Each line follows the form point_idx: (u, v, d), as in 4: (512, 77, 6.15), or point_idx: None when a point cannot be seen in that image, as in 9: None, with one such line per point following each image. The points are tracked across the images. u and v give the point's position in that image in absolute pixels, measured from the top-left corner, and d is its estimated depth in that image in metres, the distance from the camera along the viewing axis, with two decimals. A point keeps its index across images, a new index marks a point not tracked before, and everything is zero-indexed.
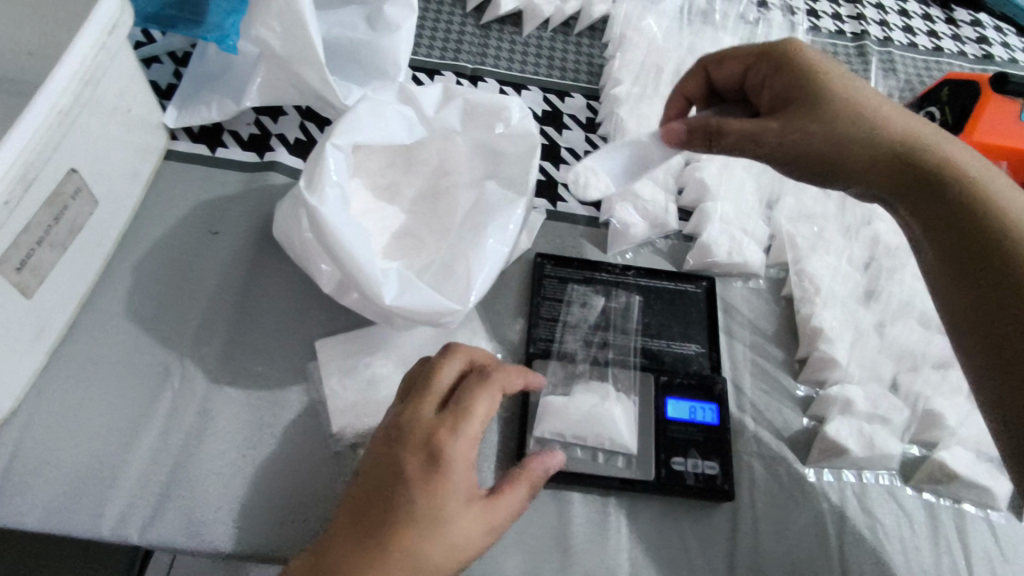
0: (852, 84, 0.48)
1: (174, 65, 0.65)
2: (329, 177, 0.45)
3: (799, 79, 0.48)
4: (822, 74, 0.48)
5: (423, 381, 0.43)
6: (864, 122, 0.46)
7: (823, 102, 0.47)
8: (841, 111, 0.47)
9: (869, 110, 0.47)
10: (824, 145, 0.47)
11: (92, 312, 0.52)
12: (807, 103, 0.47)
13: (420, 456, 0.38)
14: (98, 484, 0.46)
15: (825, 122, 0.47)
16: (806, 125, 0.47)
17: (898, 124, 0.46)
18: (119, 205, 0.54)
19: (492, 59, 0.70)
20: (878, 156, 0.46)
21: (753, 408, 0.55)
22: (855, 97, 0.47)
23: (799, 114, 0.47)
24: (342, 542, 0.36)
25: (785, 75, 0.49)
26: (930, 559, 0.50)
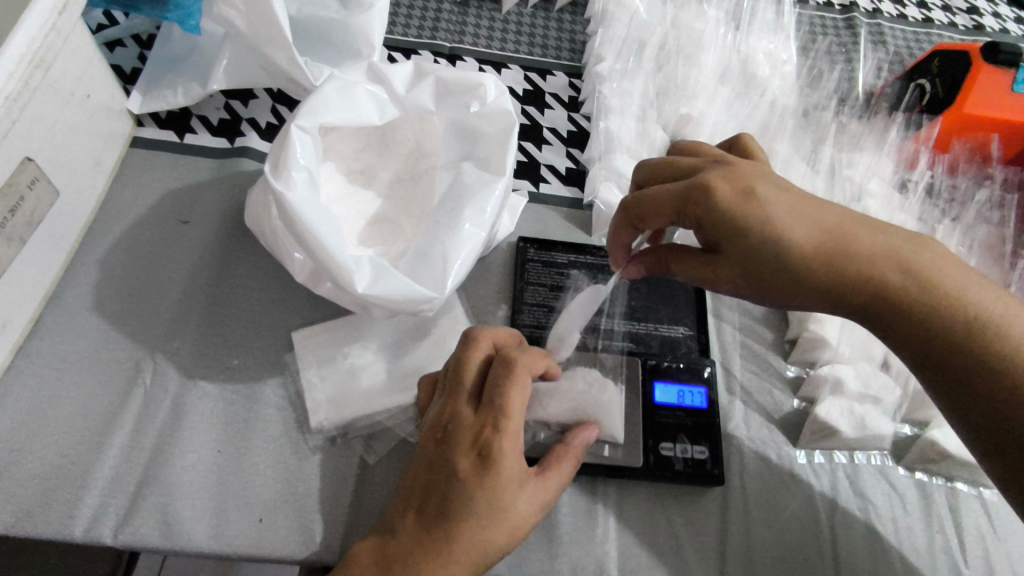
0: (787, 217, 0.40)
1: (138, 49, 0.63)
2: (296, 161, 0.43)
3: (725, 230, 0.41)
4: (749, 218, 0.40)
5: (453, 375, 0.43)
6: (812, 268, 0.40)
7: (758, 259, 0.41)
8: (781, 263, 0.40)
9: (815, 246, 0.40)
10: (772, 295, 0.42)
11: (57, 307, 0.50)
12: (743, 259, 0.41)
13: (471, 455, 0.39)
14: (66, 485, 0.44)
15: (770, 276, 0.41)
16: (749, 279, 0.42)
17: (853, 249, 0.40)
18: (81, 196, 0.52)
19: (471, 37, 0.68)
20: (839, 298, 0.40)
21: (742, 390, 0.53)
22: (796, 240, 0.40)
23: (735, 269, 0.42)
24: (408, 531, 0.39)
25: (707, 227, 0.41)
26: (923, 538, 0.49)
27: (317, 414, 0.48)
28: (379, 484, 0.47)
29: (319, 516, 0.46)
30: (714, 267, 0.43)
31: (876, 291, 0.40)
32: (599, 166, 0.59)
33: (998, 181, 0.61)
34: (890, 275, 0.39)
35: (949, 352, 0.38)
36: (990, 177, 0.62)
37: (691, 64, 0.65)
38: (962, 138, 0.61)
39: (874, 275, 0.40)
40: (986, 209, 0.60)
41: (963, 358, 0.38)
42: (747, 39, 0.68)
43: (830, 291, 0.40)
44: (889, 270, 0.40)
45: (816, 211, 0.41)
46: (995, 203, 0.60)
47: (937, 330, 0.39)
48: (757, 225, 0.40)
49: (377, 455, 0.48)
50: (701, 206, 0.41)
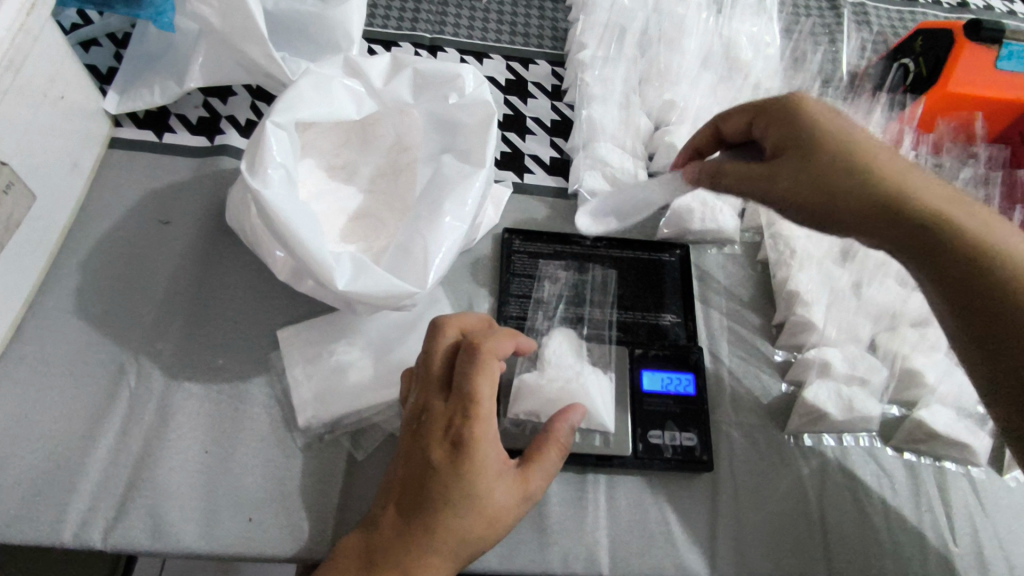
0: (866, 134, 0.41)
1: (114, 48, 0.62)
2: (272, 158, 0.42)
3: (800, 130, 0.42)
4: (830, 125, 0.41)
5: (425, 365, 0.43)
6: (879, 176, 0.39)
7: (824, 158, 0.40)
8: (851, 162, 0.40)
9: (889, 165, 0.40)
10: (824, 202, 0.40)
11: (38, 313, 0.50)
12: (810, 156, 0.41)
13: (445, 445, 0.39)
14: (54, 490, 0.44)
15: (830, 177, 0.40)
16: (806, 180, 0.41)
17: (925, 182, 0.39)
18: (59, 198, 0.51)
19: (451, 28, 0.67)
20: (899, 216, 0.38)
21: (730, 376, 0.53)
22: (871, 152, 0.40)
23: (801, 165, 0.41)
24: (389, 524, 0.39)
25: (787, 124, 0.42)
26: (912, 517, 0.49)
27: (304, 412, 0.48)
28: (368, 480, 0.47)
29: (308, 513, 0.46)
30: (771, 168, 0.43)
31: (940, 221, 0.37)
32: (583, 155, 0.59)
33: (983, 160, 0.61)
34: (960, 216, 0.38)
35: (1004, 299, 0.36)
36: (975, 156, 0.61)
37: (673, 50, 0.65)
38: (948, 116, 0.61)
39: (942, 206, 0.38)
40: (971, 187, 0.59)
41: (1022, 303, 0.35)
42: (730, 22, 0.68)
43: (889, 204, 0.38)
44: (958, 210, 0.38)
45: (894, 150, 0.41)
46: (980, 180, 0.59)
47: (996, 280, 0.36)
48: (834, 130, 0.41)
49: (366, 450, 0.48)
50: (784, 108, 0.43)
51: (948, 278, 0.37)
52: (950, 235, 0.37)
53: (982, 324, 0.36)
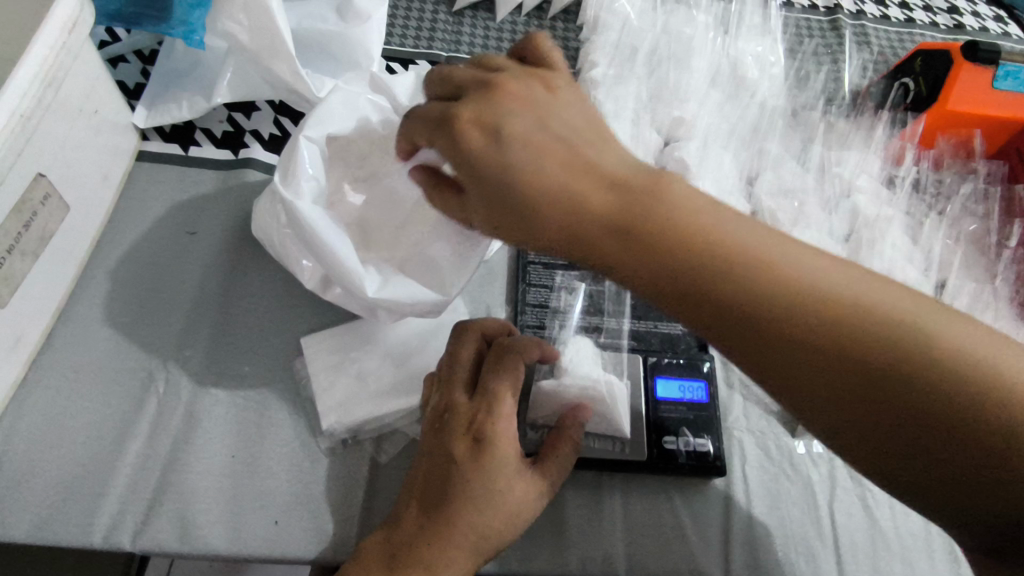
0: (499, 145, 0.36)
1: (140, 64, 0.64)
2: (305, 170, 0.44)
3: (484, 164, 0.36)
4: (496, 151, 0.36)
5: (447, 367, 0.45)
6: (570, 204, 0.35)
7: (529, 200, 0.35)
8: (528, 187, 0.35)
9: (549, 176, 0.35)
10: (529, 239, 0.36)
11: (70, 321, 0.51)
12: (497, 192, 0.36)
13: (467, 441, 0.41)
14: (84, 493, 0.45)
15: (521, 213, 0.36)
16: (501, 217, 0.37)
17: (600, 164, 0.36)
18: (90, 209, 0.53)
19: (467, 46, 0.69)
20: (617, 245, 0.34)
21: (741, 384, 0.55)
22: (559, 186, 0.35)
23: (482, 200, 0.37)
24: (411, 522, 0.40)
25: (466, 159, 0.37)
26: (920, 523, 0.51)
27: (327, 418, 0.49)
28: (390, 483, 0.48)
29: (332, 517, 0.47)
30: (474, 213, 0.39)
31: (686, 252, 0.33)
32: None
33: (982, 174, 0.63)
34: (652, 199, 0.34)
35: (791, 331, 0.31)
36: (975, 171, 0.64)
37: (682, 68, 0.67)
38: (946, 133, 0.63)
39: (623, 209, 0.34)
40: (970, 203, 0.62)
41: (815, 341, 0.31)
42: (736, 43, 0.70)
43: (593, 230, 0.34)
44: (632, 198, 0.34)
45: (512, 131, 0.37)
46: (979, 197, 0.63)
47: (752, 315, 0.32)
48: (500, 168, 0.36)
49: (389, 454, 0.49)
50: (421, 113, 0.40)
51: (721, 324, 0.32)
52: (698, 270, 0.32)
53: (754, 348, 0.32)
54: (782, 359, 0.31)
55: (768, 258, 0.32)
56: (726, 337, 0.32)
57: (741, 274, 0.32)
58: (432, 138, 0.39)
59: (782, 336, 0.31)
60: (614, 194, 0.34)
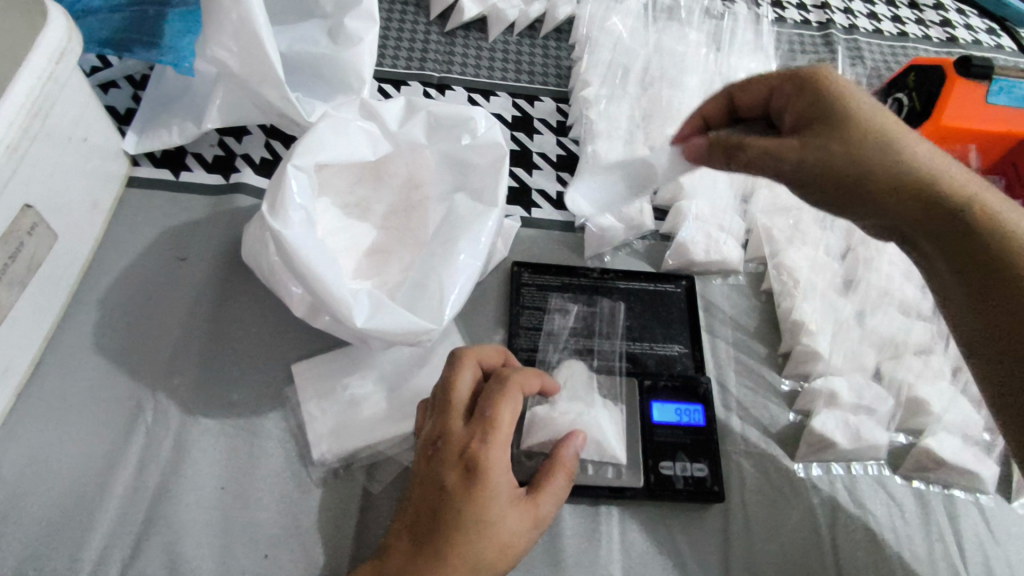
0: (855, 92, 0.45)
1: (132, 89, 0.64)
2: (292, 199, 0.44)
3: (842, 103, 0.44)
4: (851, 93, 0.44)
5: (442, 394, 0.44)
6: (907, 156, 0.42)
7: (875, 148, 0.42)
8: (884, 139, 0.42)
9: (891, 129, 0.43)
10: (837, 188, 0.43)
11: (57, 351, 0.51)
12: (842, 125, 0.43)
13: (458, 469, 0.40)
14: (70, 528, 0.44)
15: (861, 147, 0.42)
16: (840, 153, 0.42)
17: (918, 147, 0.43)
18: (80, 236, 0.53)
19: (459, 67, 0.69)
20: (914, 202, 0.42)
21: (738, 406, 0.54)
22: (910, 145, 0.43)
23: (822, 136, 0.43)
24: (402, 553, 0.40)
25: (814, 96, 0.44)
26: (923, 547, 0.50)
27: (319, 446, 0.49)
28: (382, 513, 0.48)
29: (324, 548, 0.46)
30: (800, 155, 0.43)
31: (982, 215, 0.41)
32: None
33: None
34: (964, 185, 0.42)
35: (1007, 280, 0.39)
36: None
37: (675, 87, 0.67)
38: (942, 148, 0.63)
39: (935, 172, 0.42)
40: None
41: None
42: (729, 59, 0.70)
43: (918, 182, 0.42)
44: (942, 171, 0.42)
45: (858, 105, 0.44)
46: None
47: (991, 262, 0.40)
48: (858, 108, 0.43)
49: (381, 483, 0.49)
50: (771, 80, 0.48)
51: (976, 268, 0.41)
52: (968, 232, 0.41)
53: (978, 291, 0.40)
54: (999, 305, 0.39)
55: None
56: (977, 282, 0.40)
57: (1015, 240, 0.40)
58: (775, 86, 0.48)
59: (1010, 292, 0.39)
60: (940, 171, 0.42)
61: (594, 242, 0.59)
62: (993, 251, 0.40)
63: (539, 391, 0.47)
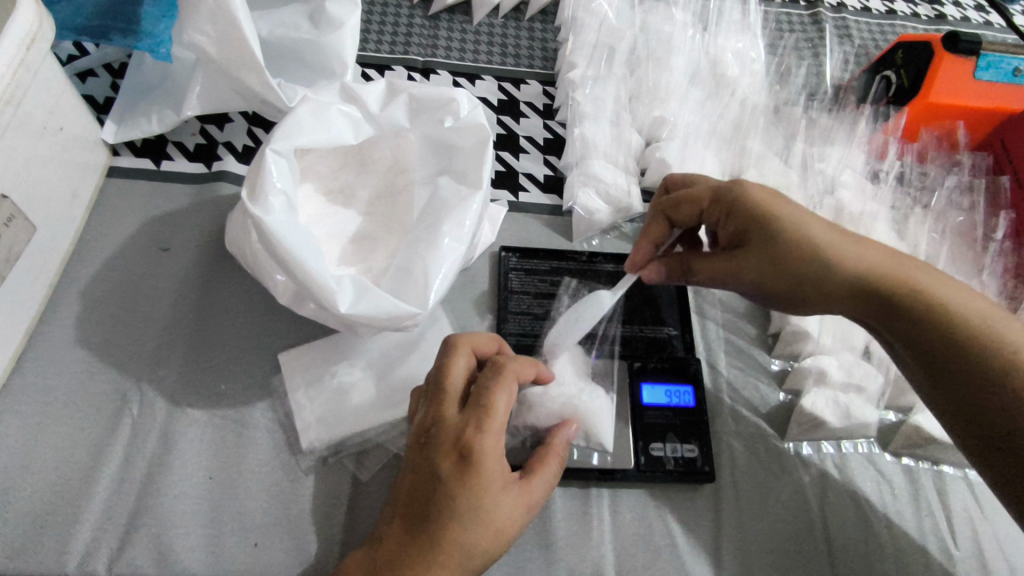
0: (780, 203, 0.44)
1: (110, 77, 0.62)
2: (272, 185, 0.43)
3: (769, 226, 0.43)
4: (775, 212, 0.44)
5: (436, 381, 0.43)
6: (844, 267, 0.42)
7: (813, 271, 0.43)
8: (820, 260, 0.42)
9: (820, 239, 0.43)
10: (796, 303, 0.45)
11: (40, 344, 0.50)
12: (776, 250, 0.43)
13: (452, 457, 0.39)
14: (57, 521, 0.44)
15: (796, 270, 0.43)
16: (773, 279, 0.44)
17: (856, 256, 0.42)
18: (59, 228, 0.52)
19: (443, 50, 0.68)
20: (861, 305, 0.43)
21: (729, 387, 0.54)
22: (847, 255, 0.42)
23: (757, 263, 0.44)
24: (394, 540, 0.40)
25: (743, 219, 0.44)
26: (913, 523, 0.50)
27: (308, 435, 0.48)
28: (373, 500, 0.47)
29: (315, 536, 0.46)
30: (737, 276, 0.45)
31: (921, 306, 0.41)
32: (577, 172, 0.60)
33: (966, 167, 0.62)
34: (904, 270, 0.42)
35: (978, 381, 0.39)
36: (959, 163, 0.62)
37: (661, 67, 0.66)
38: (930, 124, 0.63)
39: (874, 271, 0.42)
40: (956, 195, 0.62)
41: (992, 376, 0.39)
42: (716, 39, 0.69)
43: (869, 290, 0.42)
44: (880, 267, 0.42)
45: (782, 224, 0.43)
46: (964, 189, 0.61)
47: (945, 356, 0.41)
48: (784, 229, 0.43)
49: (370, 471, 0.48)
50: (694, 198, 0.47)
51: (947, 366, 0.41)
52: (924, 324, 0.41)
53: (949, 386, 0.41)
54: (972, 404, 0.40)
55: (974, 307, 0.41)
56: (943, 379, 0.41)
57: (957, 324, 0.40)
58: (705, 206, 0.47)
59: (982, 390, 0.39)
60: (888, 274, 0.42)
61: (581, 225, 0.59)
62: (941, 344, 0.40)
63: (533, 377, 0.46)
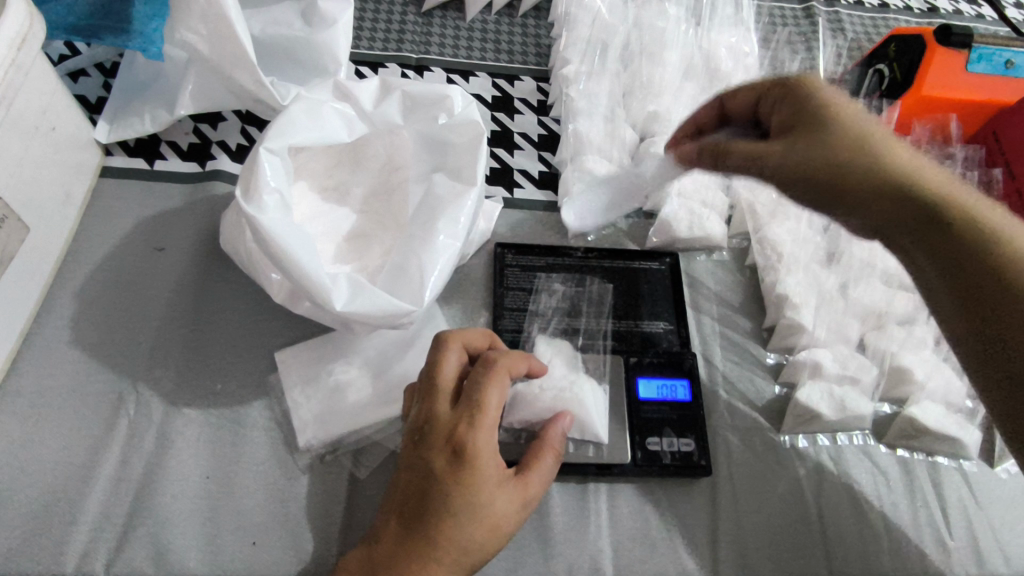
0: (829, 96, 0.44)
1: (102, 77, 0.62)
2: (266, 184, 0.43)
3: (826, 111, 0.43)
4: (834, 104, 0.43)
5: (428, 378, 0.43)
6: (889, 162, 0.41)
7: (854, 161, 0.41)
8: (867, 149, 0.41)
9: (872, 133, 0.42)
10: (826, 198, 0.42)
11: (35, 345, 0.50)
12: (820, 136, 0.42)
13: (446, 454, 0.40)
14: (54, 522, 0.44)
15: (832, 158, 0.41)
16: (815, 162, 0.42)
17: (901, 157, 0.41)
18: (53, 228, 0.52)
19: (437, 47, 0.68)
20: (893, 206, 0.40)
21: (724, 380, 0.54)
22: (886, 149, 0.41)
23: (803, 144, 0.42)
24: (390, 538, 0.40)
25: (799, 106, 0.44)
26: (908, 513, 0.50)
27: (304, 434, 0.48)
28: (371, 497, 0.47)
29: (313, 534, 0.46)
30: (769, 160, 0.43)
31: (959, 213, 0.39)
32: (572, 169, 0.60)
33: (959, 160, 0.61)
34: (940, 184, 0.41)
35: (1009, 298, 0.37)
36: (952, 156, 0.62)
37: (654, 63, 0.66)
38: (922, 118, 0.62)
39: (905, 166, 0.41)
40: None
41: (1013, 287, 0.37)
42: (709, 34, 0.69)
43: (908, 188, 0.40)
44: (914, 167, 0.41)
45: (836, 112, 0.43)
46: None
47: (977, 268, 0.38)
48: (836, 116, 0.43)
49: (367, 468, 0.48)
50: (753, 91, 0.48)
51: (976, 278, 0.38)
52: (961, 231, 0.38)
53: (973, 302, 0.38)
54: (994, 317, 0.37)
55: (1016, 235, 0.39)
56: (966, 294, 0.38)
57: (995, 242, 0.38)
58: (762, 94, 0.47)
59: (1009, 308, 0.37)
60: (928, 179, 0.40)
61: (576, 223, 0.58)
62: (975, 253, 0.38)
63: (527, 372, 0.47)
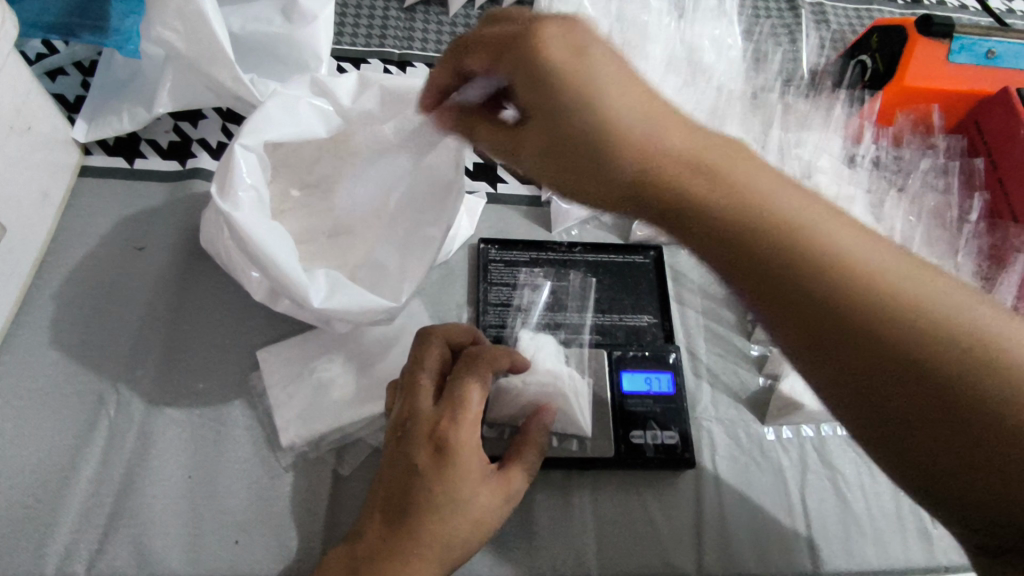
0: (593, 48, 0.33)
1: (80, 76, 0.61)
2: (242, 181, 0.42)
3: (525, 55, 0.34)
4: (546, 46, 0.33)
5: (411, 374, 0.43)
6: (601, 114, 0.32)
7: (567, 114, 0.33)
8: (558, 100, 0.33)
9: (595, 81, 0.33)
10: (546, 149, 0.35)
11: (14, 347, 0.49)
12: (528, 82, 0.34)
13: (428, 448, 0.40)
14: (34, 525, 0.44)
15: (580, 122, 0.33)
16: (537, 113, 0.35)
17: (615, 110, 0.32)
18: (30, 229, 0.51)
19: (420, 42, 0.68)
20: (616, 173, 0.33)
21: (709, 373, 0.54)
22: (621, 119, 0.32)
23: (526, 93, 0.35)
24: (372, 535, 0.39)
25: (503, 40, 0.35)
26: (891, 503, 0.50)
27: (287, 432, 0.48)
28: (354, 494, 0.47)
29: (296, 532, 0.46)
30: (524, 136, 0.37)
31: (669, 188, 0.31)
32: None
33: (942, 148, 0.63)
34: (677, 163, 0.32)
35: (781, 273, 0.29)
36: (934, 145, 0.64)
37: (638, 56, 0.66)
38: (905, 107, 0.63)
39: (687, 150, 0.32)
40: (931, 177, 0.62)
41: (858, 315, 0.28)
42: (692, 27, 0.69)
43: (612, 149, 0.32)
44: (703, 151, 0.32)
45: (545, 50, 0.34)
46: (939, 171, 0.62)
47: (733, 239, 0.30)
48: (544, 58, 0.33)
49: (351, 466, 0.48)
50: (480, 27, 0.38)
51: (731, 252, 0.31)
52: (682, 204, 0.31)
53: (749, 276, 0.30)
54: (776, 293, 0.30)
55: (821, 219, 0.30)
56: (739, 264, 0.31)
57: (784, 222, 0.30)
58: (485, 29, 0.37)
59: (794, 289, 0.29)
60: (659, 141, 0.32)
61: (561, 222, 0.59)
62: (714, 226, 0.30)
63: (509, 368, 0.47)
